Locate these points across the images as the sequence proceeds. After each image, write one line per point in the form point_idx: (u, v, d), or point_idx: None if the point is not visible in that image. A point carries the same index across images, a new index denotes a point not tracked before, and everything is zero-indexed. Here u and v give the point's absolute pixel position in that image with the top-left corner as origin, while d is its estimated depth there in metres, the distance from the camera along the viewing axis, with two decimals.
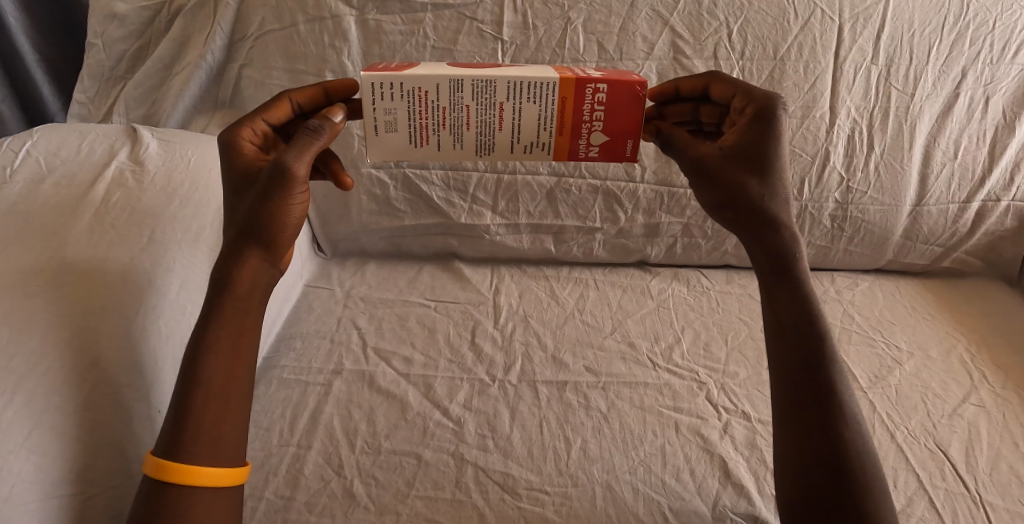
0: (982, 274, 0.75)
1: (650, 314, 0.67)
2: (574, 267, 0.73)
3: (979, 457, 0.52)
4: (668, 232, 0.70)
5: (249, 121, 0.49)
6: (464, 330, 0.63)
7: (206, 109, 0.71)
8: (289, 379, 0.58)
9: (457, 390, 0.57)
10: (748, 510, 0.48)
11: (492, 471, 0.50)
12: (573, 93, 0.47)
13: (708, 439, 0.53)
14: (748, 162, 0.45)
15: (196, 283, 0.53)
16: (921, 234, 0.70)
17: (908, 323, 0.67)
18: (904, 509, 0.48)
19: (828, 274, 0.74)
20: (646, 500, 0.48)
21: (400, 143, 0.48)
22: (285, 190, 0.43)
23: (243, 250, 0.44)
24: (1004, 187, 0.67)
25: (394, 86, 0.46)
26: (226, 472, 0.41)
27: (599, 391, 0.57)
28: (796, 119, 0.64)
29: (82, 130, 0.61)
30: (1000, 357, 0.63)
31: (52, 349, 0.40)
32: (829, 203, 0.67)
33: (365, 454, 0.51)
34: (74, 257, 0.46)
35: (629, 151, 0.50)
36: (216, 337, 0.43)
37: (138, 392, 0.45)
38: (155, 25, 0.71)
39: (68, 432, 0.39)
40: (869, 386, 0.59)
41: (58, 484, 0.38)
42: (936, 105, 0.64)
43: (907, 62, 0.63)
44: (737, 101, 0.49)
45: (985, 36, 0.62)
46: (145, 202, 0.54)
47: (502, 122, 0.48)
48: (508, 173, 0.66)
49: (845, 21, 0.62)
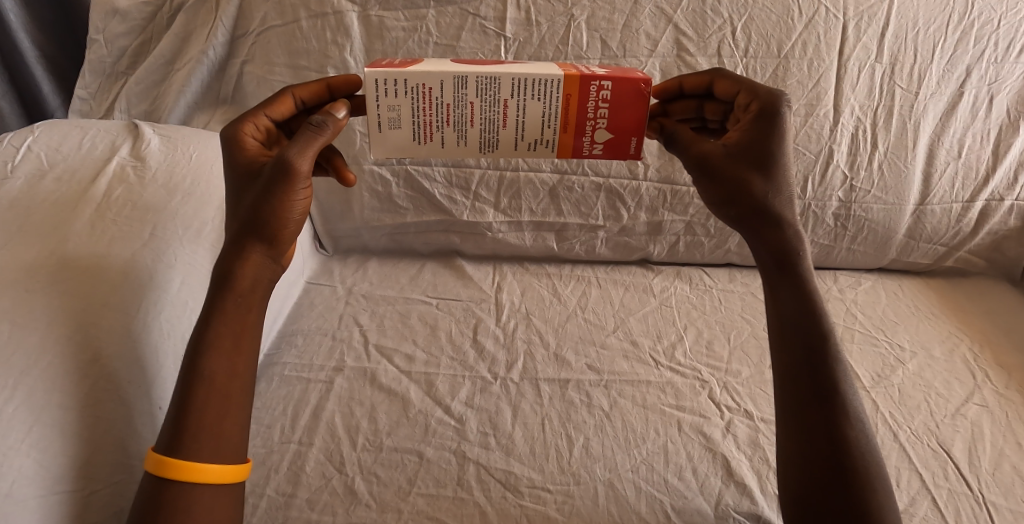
0: (985, 273, 0.75)
1: (653, 312, 0.67)
2: (577, 265, 0.73)
3: (982, 456, 0.52)
4: (671, 230, 0.70)
5: (252, 117, 0.49)
6: (466, 328, 0.63)
7: (208, 105, 0.71)
8: (290, 376, 0.58)
9: (459, 387, 0.56)
10: (751, 509, 0.47)
11: (494, 469, 0.49)
12: (577, 90, 0.47)
13: (711, 438, 0.53)
14: (751, 159, 0.45)
15: (197, 279, 0.53)
16: (924, 233, 0.69)
17: (911, 322, 0.67)
18: (907, 509, 0.47)
19: (831, 273, 0.74)
20: (649, 498, 0.48)
21: (404, 139, 0.48)
22: (288, 186, 0.43)
23: (245, 246, 0.44)
24: (1009, 187, 0.67)
25: (398, 82, 0.45)
26: (227, 469, 0.40)
27: (602, 390, 0.57)
28: (800, 117, 0.64)
29: (83, 125, 0.60)
30: (1003, 356, 0.63)
31: (52, 345, 0.40)
32: (832, 202, 0.67)
33: (366, 451, 0.50)
34: (75, 253, 0.46)
35: (633, 148, 0.50)
36: (217, 333, 0.42)
37: (139, 388, 0.44)
38: (157, 20, 0.70)
39: (69, 428, 0.39)
40: (872, 385, 0.59)
41: (59, 480, 0.37)
42: (940, 103, 0.64)
43: (912, 59, 0.63)
44: (741, 99, 0.49)
45: (990, 34, 0.62)
46: (146, 198, 0.53)
47: (506, 119, 0.48)
48: (511, 170, 0.66)
49: (850, 18, 0.62)
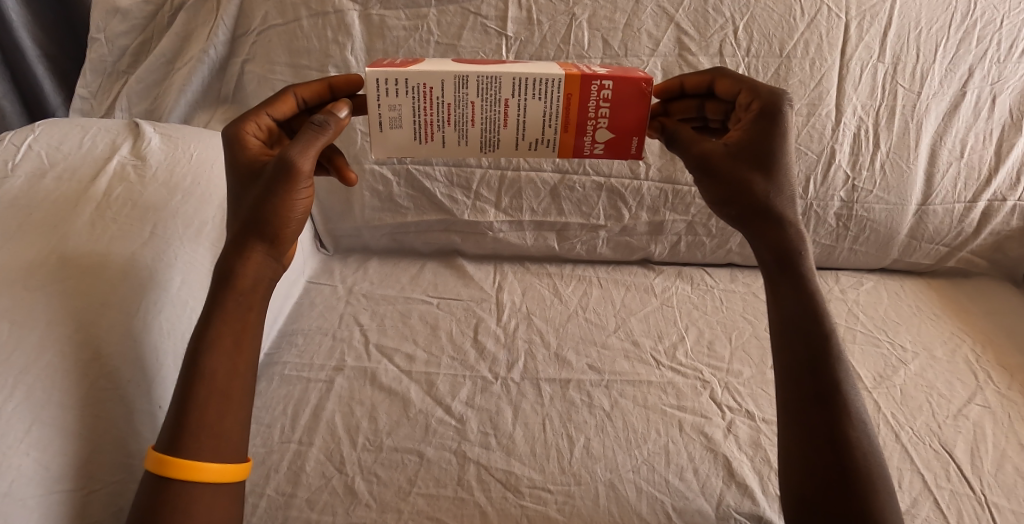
0: (987, 274, 0.74)
1: (654, 312, 0.67)
2: (578, 265, 0.73)
3: (985, 457, 0.52)
4: (672, 230, 0.69)
5: (253, 116, 0.49)
6: (467, 327, 0.63)
7: (209, 104, 0.71)
8: (290, 375, 0.57)
9: (459, 387, 0.56)
10: (752, 510, 0.47)
11: (494, 469, 0.49)
12: (578, 90, 0.46)
13: (713, 438, 0.52)
14: (752, 159, 0.45)
15: (198, 277, 0.53)
16: (926, 233, 0.69)
17: (914, 323, 0.67)
18: (909, 510, 0.47)
19: (832, 273, 0.73)
20: (650, 499, 0.48)
21: (405, 139, 0.48)
22: (290, 185, 0.43)
23: (246, 244, 0.44)
24: (1011, 187, 0.67)
25: (399, 82, 0.45)
26: (227, 468, 0.40)
27: (603, 390, 0.57)
28: (802, 116, 0.64)
29: (83, 124, 0.60)
30: (1006, 357, 0.63)
31: (52, 344, 0.40)
32: (834, 202, 0.67)
33: (367, 451, 0.50)
34: (75, 252, 0.46)
35: (634, 148, 0.50)
36: (218, 332, 0.42)
37: (139, 388, 0.44)
38: (158, 19, 0.70)
39: (68, 427, 0.39)
40: (874, 386, 0.58)
41: (59, 478, 0.37)
42: (943, 103, 0.64)
43: (914, 59, 0.63)
44: (743, 98, 0.48)
45: (993, 34, 0.62)
46: (147, 197, 0.53)
47: (506, 119, 0.47)
48: (512, 169, 0.66)
49: (852, 18, 0.62)
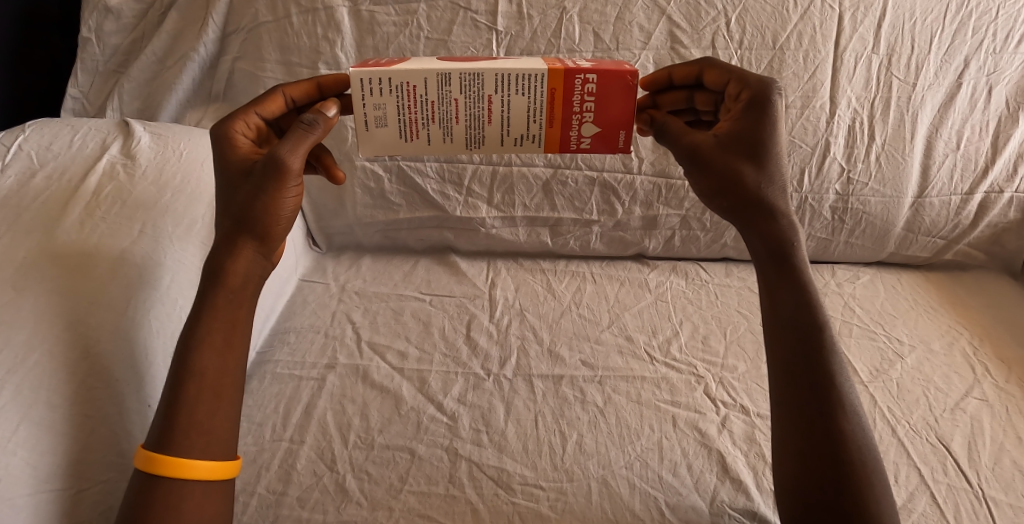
0: (985, 267, 0.74)
1: (649, 307, 0.66)
2: (571, 260, 0.73)
3: (981, 451, 0.51)
4: (666, 224, 0.69)
5: (241, 115, 0.48)
6: (459, 324, 0.63)
7: (201, 103, 0.70)
8: (282, 373, 0.57)
9: (452, 384, 0.56)
10: (746, 506, 0.47)
11: (486, 467, 0.49)
12: (562, 84, 0.46)
13: (706, 434, 0.52)
14: (742, 150, 0.44)
15: (189, 275, 0.52)
16: (923, 226, 0.69)
17: (910, 316, 0.66)
18: (905, 505, 0.47)
19: (829, 267, 0.73)
20: (643, 495, 0.48)
21: (390, 137, 0.48)
22: (279, 182, 0.43)
23: (237, 242, 0.44)
24: (1008, 179, 0.66)
25: (382, 81, 0.45)
26: (218, 465, 0.40)
27: (596, 386, 0.56)
28: (796, 109, 0.63)
29: (74, 123, 0.60)
30: (1002, 350, 0.62)
31: (40, 343, 0.40)
32: (829, 195, 0.66)
33: (358, 449, 0.50)
34: (64, 250, 0.46)
35: (622, 142, 0.50)
36: (207, 329, 0.42)
37: (131, 386, 0.44)
38: (148, 18, 0.70)
39: (57, 426, 0.39)
40: (870, 380, 0.58)
41: (48, 478, 0.37)
42: (938, 94, 0.63)
43: (908, 50, 0.62)
44: (732, 89, 0.48)
45: (989, 24, 0.61)
46: (138, 195, 0.53)
47: (491, 115, 0.47)
48: (504, 165, 0.65)
49: (846, 10, 0.61)
